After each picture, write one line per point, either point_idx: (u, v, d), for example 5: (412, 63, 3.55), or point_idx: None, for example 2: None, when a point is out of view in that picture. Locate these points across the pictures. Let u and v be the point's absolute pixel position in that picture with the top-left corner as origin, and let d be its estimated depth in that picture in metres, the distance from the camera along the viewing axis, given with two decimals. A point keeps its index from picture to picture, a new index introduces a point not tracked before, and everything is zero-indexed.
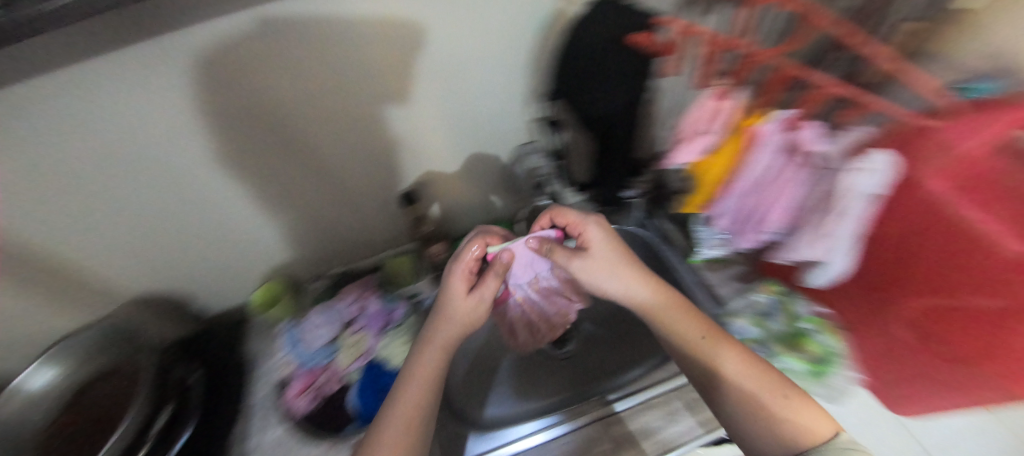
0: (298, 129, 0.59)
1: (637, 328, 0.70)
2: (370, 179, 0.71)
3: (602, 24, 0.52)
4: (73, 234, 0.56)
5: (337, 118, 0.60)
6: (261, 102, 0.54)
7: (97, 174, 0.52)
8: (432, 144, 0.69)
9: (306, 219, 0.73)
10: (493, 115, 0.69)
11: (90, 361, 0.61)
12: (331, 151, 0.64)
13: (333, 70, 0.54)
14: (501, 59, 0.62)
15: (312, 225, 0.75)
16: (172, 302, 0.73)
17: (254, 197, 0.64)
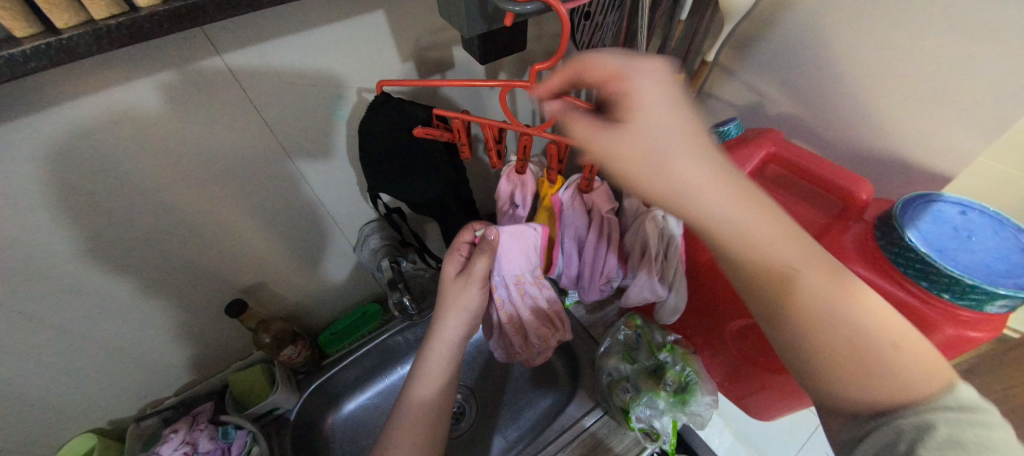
0: (95, 270, 0.52)
1: (528, 383, 0.81)
2: (198, 298, 0.64)
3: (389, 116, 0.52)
4: None
5: (133, 246, 0.53)
6: (15, 258, 0.45)
7: None
8: (256, 249, 0.64)
9: (120, 359, 0.63)
10: (321, 208, 0.65)
11: None
12: (143, 280, 0.57)
13: (109, 203, 0.48)
14: (313, 157, 0.59)
15: (138, 363, 0.65)
16: None
17: (35, 365, 0.55)
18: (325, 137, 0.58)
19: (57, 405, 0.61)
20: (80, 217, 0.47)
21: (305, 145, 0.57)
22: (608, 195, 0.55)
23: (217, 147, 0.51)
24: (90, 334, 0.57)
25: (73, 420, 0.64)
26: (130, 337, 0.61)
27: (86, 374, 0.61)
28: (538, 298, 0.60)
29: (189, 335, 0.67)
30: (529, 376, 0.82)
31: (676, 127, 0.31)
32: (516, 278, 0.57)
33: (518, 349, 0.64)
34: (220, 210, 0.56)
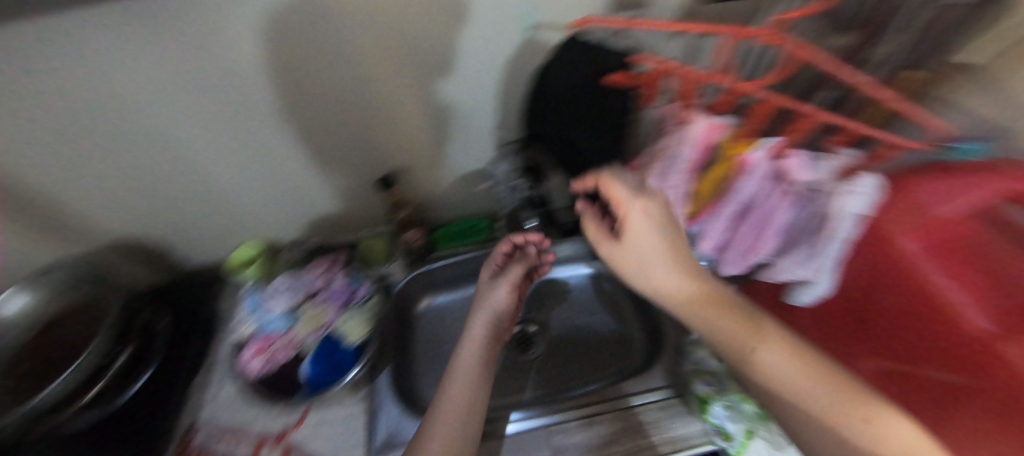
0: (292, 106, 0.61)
1: (604, 341, 0.83)
2: (356, 161, 0.72)
3: (574, 66, 0.53)
4: (77, 177, 0.62)
5: (325, 95, 0.60)
6: (244, 72, 0.55)
7: (111, 124, 0.56)
8: (409, 131, 0.70)
9: (288, 191, 0.75)
10: (474, 114, 0.69)
11: (67, 295, 0.64)
12: (323, 131, 0.66)
13: (319, 51, 0.54)
14: (486, 66, 0.62)
15: (300, 201, 0.78)
16: (155, 251, 0.79)
17: (232, 167, 0.68)
18: (511, 41, 0.59)
19: (242, 207, 0.76)
20: (306, 54, 0.55)
21: (483, 49, 0.59)
22: (806, 166, 0.41)
23: (426, 23, 0.55)
24: (274, 160, 0.68)
25: (244, 227, 0.80)
26: (301, 174, 0.72)
27: (263, 193, 0.74)
28: None
29: (340, 191, 0.77)
30: (607, 336, 0.83)
31: (658, 253, 0.46)
32: None
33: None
34: (400, 85, 0.62)
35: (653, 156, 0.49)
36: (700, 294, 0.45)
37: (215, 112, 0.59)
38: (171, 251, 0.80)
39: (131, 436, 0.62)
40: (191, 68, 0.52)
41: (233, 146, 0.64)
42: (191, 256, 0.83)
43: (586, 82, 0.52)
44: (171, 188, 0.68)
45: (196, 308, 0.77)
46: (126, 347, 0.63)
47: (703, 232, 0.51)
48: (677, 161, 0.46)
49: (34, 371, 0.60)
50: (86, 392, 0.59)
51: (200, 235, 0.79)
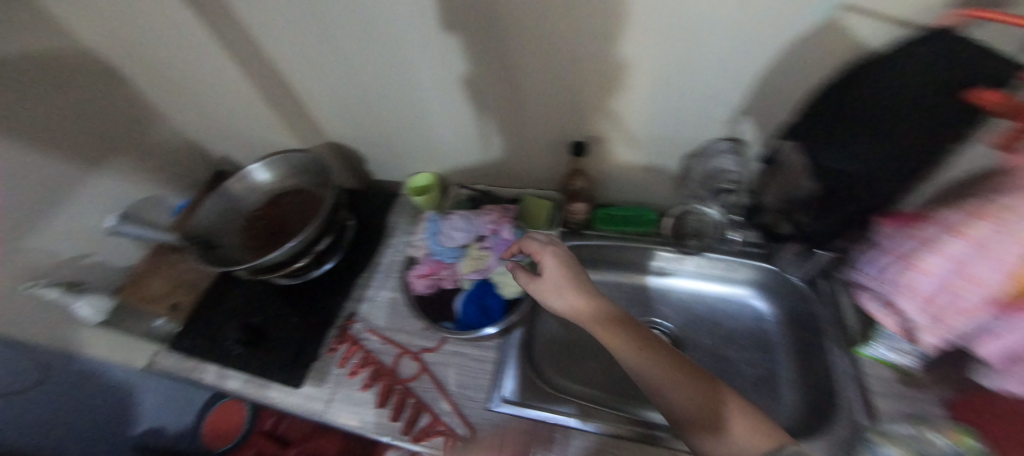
0: (508, 51, 0.57)
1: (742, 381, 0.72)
2: (543, 125, 0.67)
3: (912, 63, 0.40)
4: (313, 76, 0.68)
5: (544, 48, 0.55)
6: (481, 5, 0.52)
7: (354, 31, 0.60)
8: (611, 110, 0.61)
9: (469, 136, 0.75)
10: (694, 109, 0.58)
11: (297, 175, 0.77)
12: (525, 86, 0.61)
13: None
14: (741, 57, 0.49)
15: (476, 150, 0.77)
16: (348, 157, 0.87)
17: (431, 100, 0.69)
18: (799, 29, 0.45)
19: (433, 142, 0.78)
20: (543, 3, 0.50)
21: (752, 35, 0.47)
22: None
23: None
24: (470, 104, 0.67)
25: (419, 159, 0.84)
26: (494, 125, 0.71)
27: (447, 131, 0.75)
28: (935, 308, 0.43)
29: (515, 150, 0.75)
30: (748, 378, 0.72)
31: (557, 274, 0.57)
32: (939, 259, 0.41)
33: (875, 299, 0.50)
34: (628, 58, 0.54)
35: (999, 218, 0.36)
36: (607, 318, 0.52)
37: (438, 43, 0.58)
38: (358, 161, 0.88)
39: (312, 307, 0.75)
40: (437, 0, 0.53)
41: (446, 85, 0.65)
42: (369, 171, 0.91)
43: (923, 91, 0.40)
44: (377, 105, 0.72)
45: (370, 218, 0.85)
46: (325, 236, 0.72)
47: (1006, 330, 0.39)
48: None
49: (264, 232, 0.73)
50: (293, 263, 0.70)
51: (383, 154, 0.85)
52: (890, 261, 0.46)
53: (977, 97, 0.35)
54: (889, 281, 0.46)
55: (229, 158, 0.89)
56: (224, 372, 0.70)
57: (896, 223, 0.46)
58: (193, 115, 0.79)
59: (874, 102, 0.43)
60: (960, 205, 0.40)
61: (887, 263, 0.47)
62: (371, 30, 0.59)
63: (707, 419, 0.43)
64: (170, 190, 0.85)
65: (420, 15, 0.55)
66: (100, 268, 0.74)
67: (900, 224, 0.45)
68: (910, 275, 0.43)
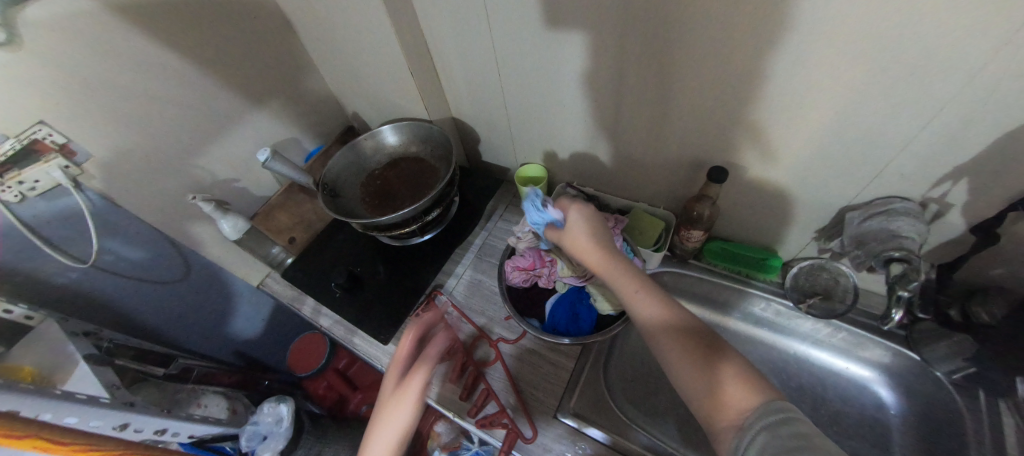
0: (664, 61, 0.54)
1: None
2: (680, 139, 0.63)
3: None
4: (459, 51, 0.70)
5: (704, 62, 0.51)
6: (650, 10, 0.49)
7: (507, 19, 0.60)
8: (765, 138, 0.56)
9: (593, 136, 0.73)
10: (876, 156, 0.50)
11: (417, 145, 0.81)
12: (674, 97, 0.58)
13: (746, 11, 0.44)
14: (963, 109, 0.42)
15: (596, 151, 0.75)
16: (465, 134, 0.90)
17: (564, 95, 0.68)
18: None
19: (553, 137, 0.77)
20: (723, 14, 0.45)
21: (989, 84, 0.39)
22: None
23: (937, 40, 0.38)
24: (606, 105, 0.65)
25: (535, 148, 0.83)
26: (625, 132, 0.68)
27: (571, 128, 0.74)
28: None
29: (640, 160, 0.71)
30: None
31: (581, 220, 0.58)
32: None
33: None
34: (821, 97, 0.48)
35: None
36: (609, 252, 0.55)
37: (591, 40, 0.56)
38: (474, 139, 0.90)
39: (407, 270, 0.78)
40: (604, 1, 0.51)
41: (587, 86, 0.63)
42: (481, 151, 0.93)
43: None
44: (509, 90, 0.72)
45: (474, 197, 0.87)
46: (436, 208, 0.75)
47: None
48: None
49: (380, 192, 0.78)
50: (401, 227, 0.73)
51: (500, 138, 0.86)
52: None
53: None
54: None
55: (361, 115, 0.96)
56: (320, 310, 0.79)
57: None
58: (342, 75, 0.86)
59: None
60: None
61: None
62: (526, 20, 0.58)
63: (697, 364, 0.43)
64: (308, 137, 0.94)
65: (584, 13, 0.53)
66: (245, 195, 0.85)
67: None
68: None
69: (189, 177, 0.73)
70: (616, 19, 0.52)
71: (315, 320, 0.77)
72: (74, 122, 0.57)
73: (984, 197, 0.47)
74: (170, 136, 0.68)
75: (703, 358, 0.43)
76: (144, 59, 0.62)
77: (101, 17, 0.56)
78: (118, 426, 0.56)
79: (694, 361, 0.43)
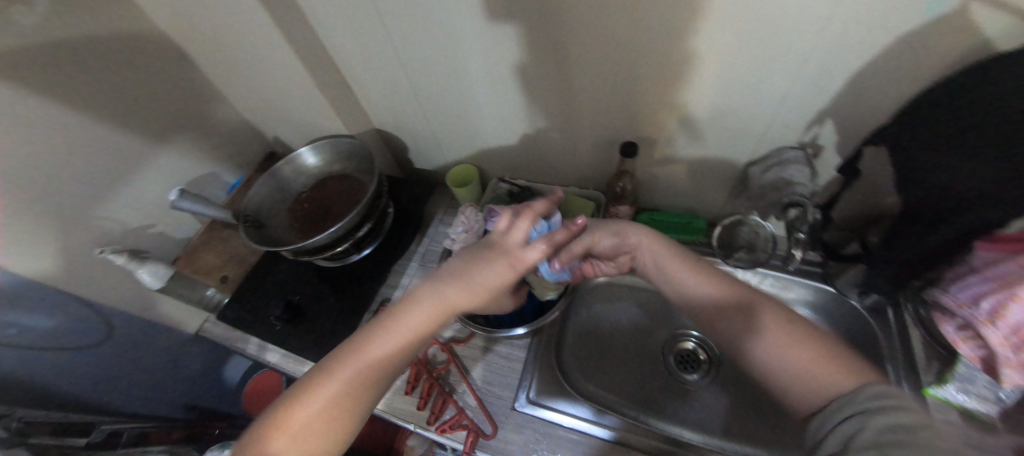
0: (560, 45, 0.55)
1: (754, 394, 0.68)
2: (592, 120, 0.65)
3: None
4: (366, 60, 0.69)
5: (598, 41, 0.53)
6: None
7: (404, 22, 0.59)
8: (666, 107, 0.58)
9: (513, 127, 0.73)
10: (762, 110, 0.54)
11: (341, 162, 0.79)
12: (578, 79, 0.59)
13: None
14: (821, 60, 0.45)
15: (519, 142, 0.76)
16: (392, 143, 0.89)
17: (476, 90, 0.68)
18: (905, 31, 0.40)
19: (476, 134, 0.78)
20: None
21: (836, 37, 0.43)
22: None
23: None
24: (517, 95, 0.66)
25: (462, 148, 0.83)
26: (541, 119, 0.69)
27: (490, 123, 0.74)
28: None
29: (561, 146, 0.73)
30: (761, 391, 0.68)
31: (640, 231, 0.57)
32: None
33: (958, 325, 0.47)
34: (703, 62, 0.50)
35: None
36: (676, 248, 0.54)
37: (490, 34, 0.57)
38: (401, 147, 0.89)
39: (349, 288, 0.77)
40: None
41: (495, 77, 0.64)
42: (411, 157, 0.92)
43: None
44: (424, 93, 0.72)
45: (410, 205, 0.86)
46: (367, 222, 0.73)
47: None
48: None
49: (308, 215, 0.76)
50: (334, 248, 0.71)
51: (426, 143, 0.85)
52: (985, 287, 0.42)
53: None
54: (981, 309, 0.42)
55: (280, 137, 0.93)
56: (265, 346, 0.76)
57: (997, 245, 0.43)
58: (251, 99, 0.83)
59: (995, 109, 0.37)
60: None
61: (978, 286, 0.43)
62: (423, 22, 0.58)
63: (803, 353, 0.41)
64: (226, 168, 0.89)
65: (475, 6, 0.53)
66: (163, 239, 0.79)
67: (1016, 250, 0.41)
68: (1007, 304, 0.39)
69: (93, 230, 0.68)
70: (507, 12, 0.53)
71: (260, 357, 0.74)
72: None
73: (853, 135, 0.52)
74: (63, 190, 0.63)
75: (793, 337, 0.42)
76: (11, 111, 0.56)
77: None
78: None
79: (798, 349, 0.41)
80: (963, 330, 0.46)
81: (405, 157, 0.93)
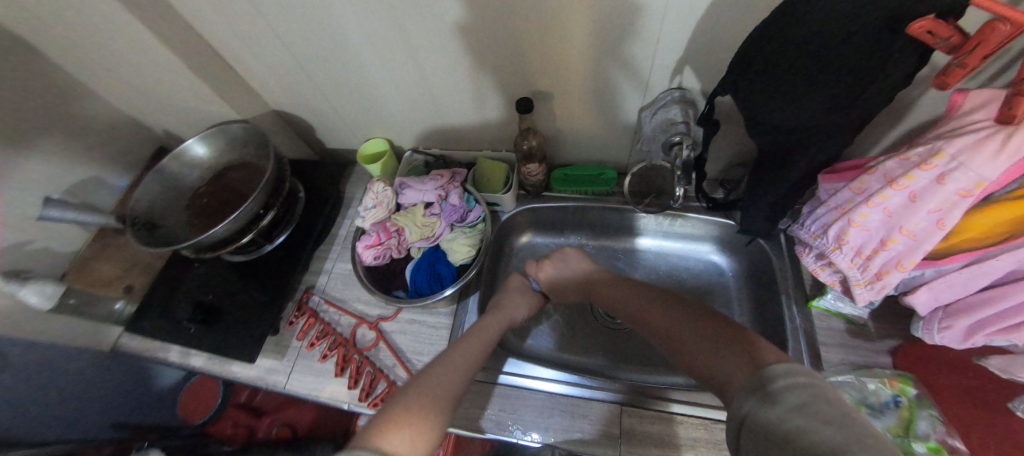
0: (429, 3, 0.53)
1: None
2: (487, 79, 0.64)
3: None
4: (239, 35, 0.64)
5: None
6: None
7: None
8: (550, 60, 0.58)
9: (413, 96, 0.71)
10: (637, 53, 0.54)
11: (236, 149, 0.74)
12: (459, 39, 0.57)
13: None
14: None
15: (424, 110, 0.74)
16: (297, 124, 0.84)
17: (363, 59, 0.64)
18: None
19: (379, 106, 0.74)
20: None
21: None
22: None
23: None
24: (405, 60, 0.63)
25: (369, 122, 0.80)
26: (437, 85, 0.67)
27: (388, 92, 0.71)
28: (862, 238, 0.44)
29: (465, 110, 0.72)
30: None
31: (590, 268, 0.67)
32: (860, 192, 0.44)
33: (816, 255, 0.52)
34: (572, 10, 0.50)
35: (894, 160, 0.41)
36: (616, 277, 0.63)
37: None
38: (308, 128, 0.85)
39: (263, 280, 0.74)
40: None
41: (376, 43, 0.61)
42: (323, 138, 0.87)
43: (835, 24, 0.36)
44: (310, 67, 0.68)
45: (325, 188, 0.83)
46: (272, 208, 0.70)
47: (934, 277, 0.44)
48: (942, 167, 0.36)
49: (207, 210, 0.71)
50: (236, 240, 0.68)
51: (333, 121, 0.81)
52: (831, 218, 0.47)
53: (910, 30, 0.32)
54: (829, 239, 0.47)
55: (173, 130, 0.85)
56: (187, 351, 0.73)
57: (835, 176, 0.47)
58: (124, 91, 0.75)
59: (804, 41, 0.39)
60: (903, 151, 0.41)
61: (826, 218, 0.48)
62: None
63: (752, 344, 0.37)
64: (112, 170, 0.81)
65: None
66: (46, 254, 0.73)
67: (848, 177, 0.46)
68: (846, 231, 0.45)
69: None
70: None
71: (183, 363, 0.71)
72: None
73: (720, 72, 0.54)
74: None
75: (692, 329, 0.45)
76: None
77: None
78: None
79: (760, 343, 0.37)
80: (820, 259, 0.51)
81: (316, 138, 0.89)
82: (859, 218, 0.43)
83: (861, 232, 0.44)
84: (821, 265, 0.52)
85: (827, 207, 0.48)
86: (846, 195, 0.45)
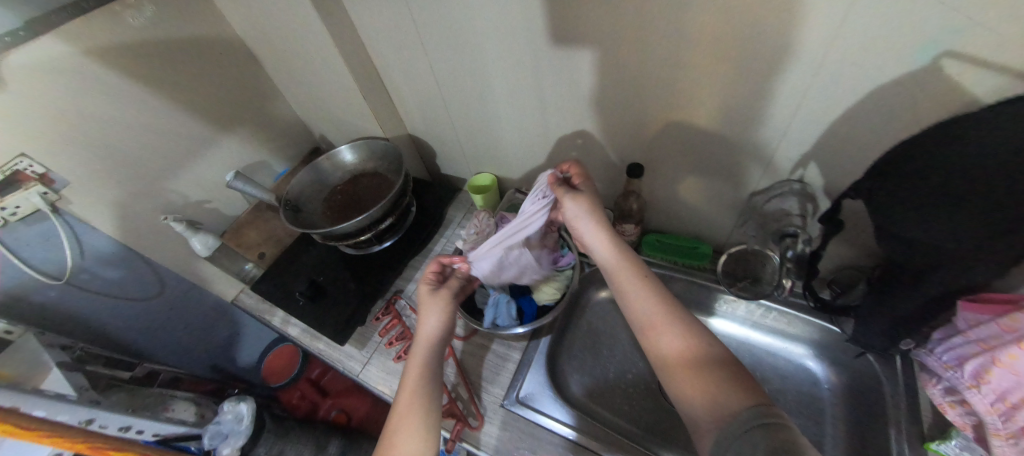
0: (572, 69, 0.60)
1: None
2: (604, 140, 0.69)
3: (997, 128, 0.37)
4: (406, 72, 0.77)
5: (608, 68, 0.57)
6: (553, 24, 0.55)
7: (439, 42, 0.67)
8: (670, 133, 0.62)
9: (532, 143, 0.78)
10: (762, 142, 0.56)
11: (375, 161, 0.87)
12: (590, 102, 0.64)
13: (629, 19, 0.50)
14: (814, 97, 0.48)
15: (537, 157, 0.81)
16: (423, 149, 0.97)
17: (499, 105, 0.74)
18: (895, 74, 0.42)
19: (498, 146, 0.83)
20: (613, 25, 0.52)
21: (827, 77, 0.45)
22: None
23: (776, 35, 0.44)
24: (535, 113, 0.71)
25: (485, 158, 0.89)
26: (556, 138, 0.74)
27: (510, 136, 0.80)
28: (1007, 382, 0.39)
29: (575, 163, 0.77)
30: None
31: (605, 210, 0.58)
32: (1010, 330, 0.40)
33: (944, 389, 0.47)
34: (706, 94, 0.54)
35: None
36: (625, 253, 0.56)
37: (512, 57, 0.63)
38: (431, 153, 0.97)
39: (364, 275, 0.83)
40: (511, 20, 0.58)
41: (515, 94, 0.70)
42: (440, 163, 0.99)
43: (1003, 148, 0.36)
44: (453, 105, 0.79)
45: (432, 206, 0.93)
46: (389, 216, 0.80)
47: None
48: None
49: (340, 206, 0.84)
50: (356, 236, 0.78)
51: (454, 151, 0.92)
52: (969, 351, 0.43)
53: None
54: (964, 373, 0.42)
55: (327, 135, 1.03)
56: (288, 320, 0.84)
57: (978, 306, 0.43)
58: (306, 100, 0.93)
59: (958, 154, 0.39)
60: None
61: (962, 349, 0.44)
62: (455, 41, 0.65)
63: (713, 368, 0.44)
64: (276, 158, 1.00)
65: (501, 31, 0.60)
66: (216, 213, 0.90)
67: (993, 310, 0.42)
68: (990, 368, 0.40)
69: (161, 199, 0.79)
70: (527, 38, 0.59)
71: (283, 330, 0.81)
72: (54, 155, 0.63)
73: (849, 175, 0.53)
74: (140, 162, 0.74)
75: (698, 377, 0.44)
76: (118, 94, 0.69)
77: (68, 54, 0.62)
78: (85, 420, 0.55)
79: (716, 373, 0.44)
80: (949, 395, 0.46)
81: (433, 163, 1.01)
82: (1006, 359, 0.39)
83: (1007, 375, 0.39)
84: (948, 402, 0.46)
85: (961, 336, 0.44)
86: (990, 328, 0.41)
